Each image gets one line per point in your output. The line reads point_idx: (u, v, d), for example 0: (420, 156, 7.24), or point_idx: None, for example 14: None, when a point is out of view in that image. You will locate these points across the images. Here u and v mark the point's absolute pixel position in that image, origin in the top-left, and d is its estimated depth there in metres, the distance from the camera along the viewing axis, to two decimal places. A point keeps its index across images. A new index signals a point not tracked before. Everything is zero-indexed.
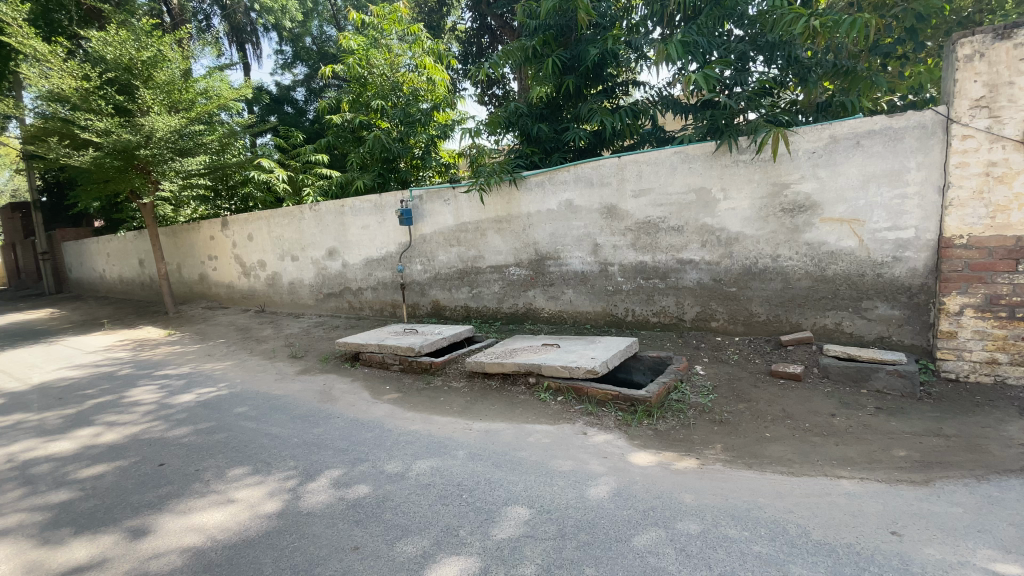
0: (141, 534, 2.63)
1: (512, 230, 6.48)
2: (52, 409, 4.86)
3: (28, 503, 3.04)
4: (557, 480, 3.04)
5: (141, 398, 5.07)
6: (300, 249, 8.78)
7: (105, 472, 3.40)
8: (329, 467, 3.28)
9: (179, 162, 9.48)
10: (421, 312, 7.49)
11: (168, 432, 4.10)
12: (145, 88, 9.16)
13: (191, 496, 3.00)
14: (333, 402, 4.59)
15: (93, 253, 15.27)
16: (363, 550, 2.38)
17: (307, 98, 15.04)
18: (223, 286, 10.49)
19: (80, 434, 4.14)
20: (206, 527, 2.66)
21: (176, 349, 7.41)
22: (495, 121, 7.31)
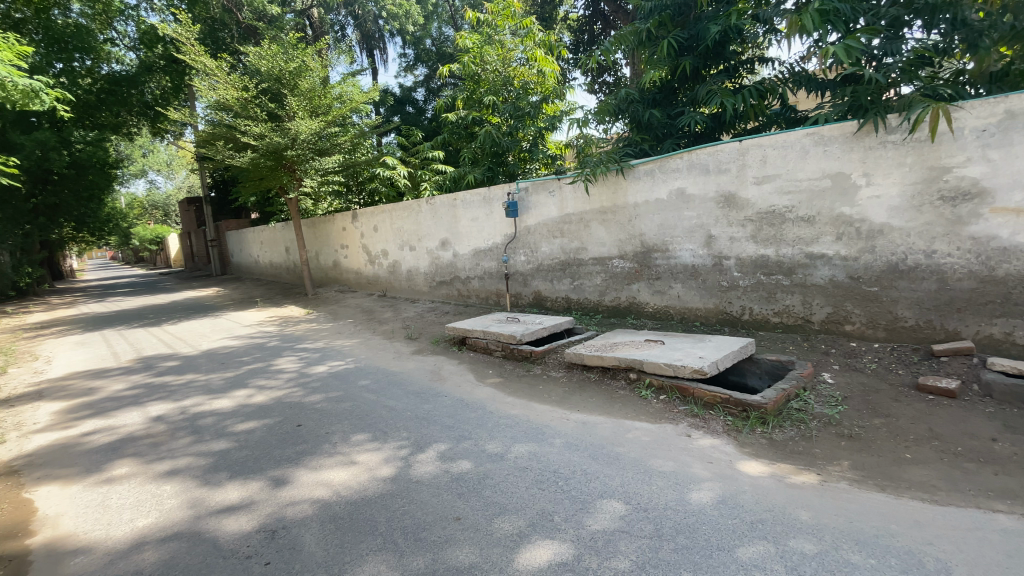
0: (281, 483, 3.08)
1: (618, 221, 6.34)
2: (216, 372, 5.82)
3: (197, 449, 3.70)
4: (656, 479, 2.97)
5: (284, 367, 5.87)
6: (417, 239, 9.44)
7: (254, 428, 4.02)
8: (437, 441, 3.54)
9: (318, 162, 10.71)
10: (523, 302, 7.67)
11: (304, 398, 4.71)
12: (292, 95, 10.45)
13: (319, 455, 3.43)
14: (441, 382, 4.91)
15: (250, 241, 17.86)
16: (464, 521, 2.55)
17: (426, 98, 16.09)
18: (352, 272, 11.66)
19: (238, 394, 4.93)
20: (332, 484, 3.03)
21: (312, 326, 8.44)
22: (604, 109, 7.12)
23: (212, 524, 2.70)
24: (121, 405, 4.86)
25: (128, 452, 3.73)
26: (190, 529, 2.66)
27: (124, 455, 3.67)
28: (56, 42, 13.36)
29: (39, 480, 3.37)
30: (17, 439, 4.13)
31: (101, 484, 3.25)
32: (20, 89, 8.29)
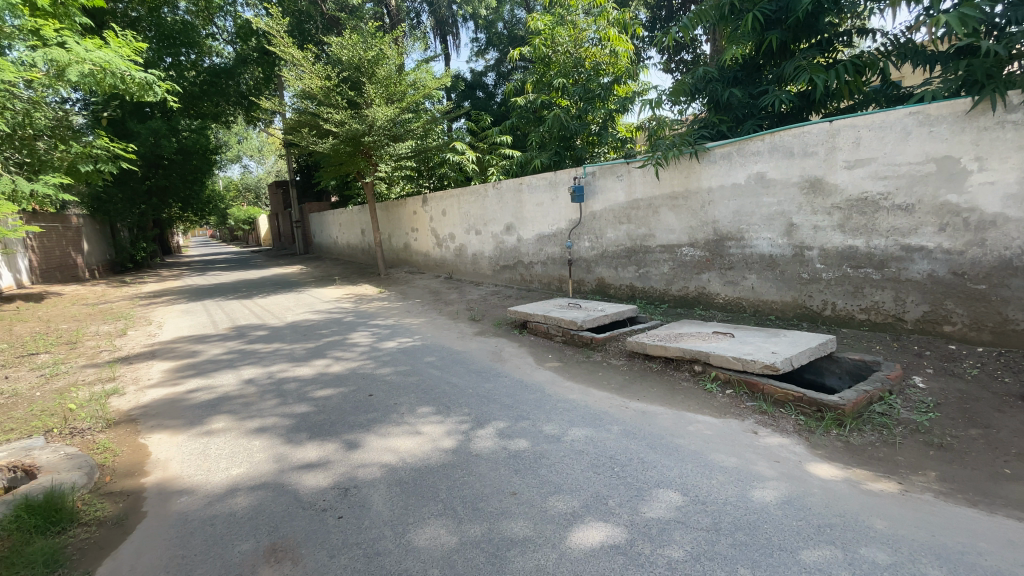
0: (354, 446, 3.34)
1: (689, 207, 6.12)
2: (298, 343, 6.33)
3: (281, 410, 4.08)
4: (717, 474, 2.90)
5: (358, 341, 6.28)
6: (483, 223, 9.61)
7: (331, 394, 4.37)
8: (496, 419, 3.67)
9: (392, 147, 11.16)
10: (586, 288, 7.62)
11: (375, 370, 5.03)
12: (369, 83, 10.91)
13: (388, 424, 3.67)
14: (502, 363, 5.05)
15: (330, 223, 19.00)
16: (519, 497, 2.65)
17: (497, 82, 16.21)
18: (421, 254, 12.10)
19: (317, 363, 5.35)
20: (399, 451, 3.25)
21: (384, 304, 8.92)
22: (679, 89, 6.81)
23: (293, 478, 3.00)
24: (219, 367, 5.44)
25: (224, 409, 4.20)
26: (276, 481, 2.96)
27: (221, 412, 4.13)
28: (165, 38, 14.72)
29: (153, 428, 3.88)
30: (135, 392, 4.76)
31: (203, 435, 3.70)
32: (136, 82, 9.27)
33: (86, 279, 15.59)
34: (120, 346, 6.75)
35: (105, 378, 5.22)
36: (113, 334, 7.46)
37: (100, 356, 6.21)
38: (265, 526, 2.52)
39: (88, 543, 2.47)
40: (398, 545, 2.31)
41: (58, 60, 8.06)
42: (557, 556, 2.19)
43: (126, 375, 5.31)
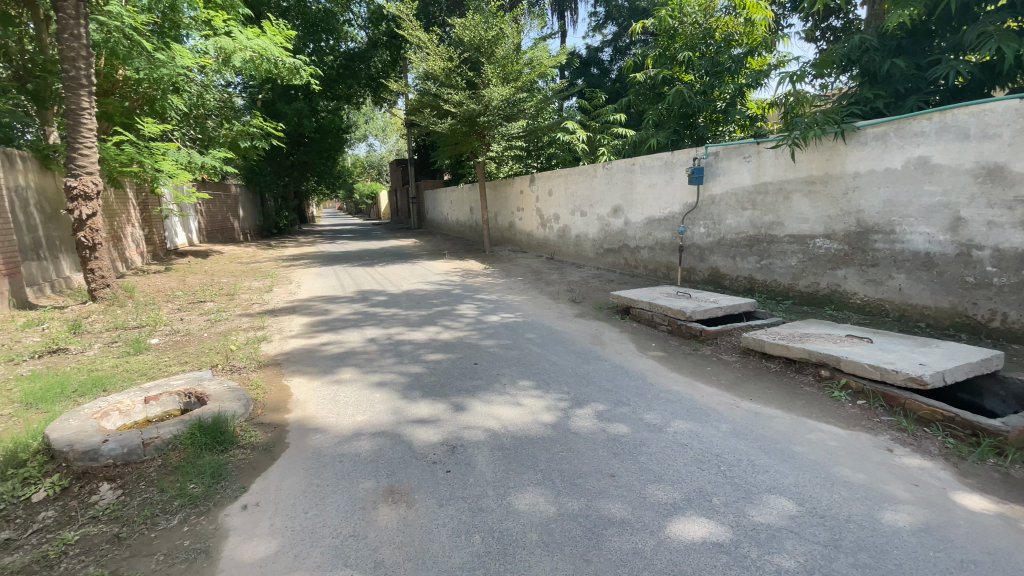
0: (460, 409, 3.57)
1: (828, 194, 5.49)
2: (412, 309, 6.82)
3: (397, 368, 4.47)
4: (839, 489, 2.64)
5: (464, 312, 6.60)
6: (590, 205, 9.47)
7: (441, 359, 4.68)
8: (595, 400, 3.67)
9: (506, 127, 11.36)
10: (697, 277, 7.23)
11: (479, 340, 5.27)
12: (488, 63, 11.16)
13: (491, 392, 3.85)
14: (603, 346, 5.01)
15: (441, 200, 19.99)
16: (618, 479, 2.64)
17: (613, 58, 15.70)
18: (525, 233, 12.28)
19: (428, 330, 5.74)
20: (501, 419, 3.40)
21: (489, 280, 9.24)
22: (828, 59, 6.01)
23: (408, 430, 3.28)
24: (345, 325, 6.07)
25: (350, 362, 4.70)
26: (394, 431, 3.27)
27: (347, 365, 4.62)
28: (310, 26, 16.23)
29: (294, 372, 4.47)
30: (279, 340, 5.51)
31: (333, 383, 4.19)
32: (286, 67, 10.43)
33: (241, 241, 18.11)
34: (267, 300, 7.79)
35: (257, 325, 6.10)
36: (262, 290, 8.62)
37: (252, 307, 7.24)
38: (384, 469, 2.81)
39: (244, 463, 2.94)
40: (500, 505, 2.44)
41: (226, 48, 9.33)
42: (656, 543, 2.17)
43: (272, 325, 6.15)
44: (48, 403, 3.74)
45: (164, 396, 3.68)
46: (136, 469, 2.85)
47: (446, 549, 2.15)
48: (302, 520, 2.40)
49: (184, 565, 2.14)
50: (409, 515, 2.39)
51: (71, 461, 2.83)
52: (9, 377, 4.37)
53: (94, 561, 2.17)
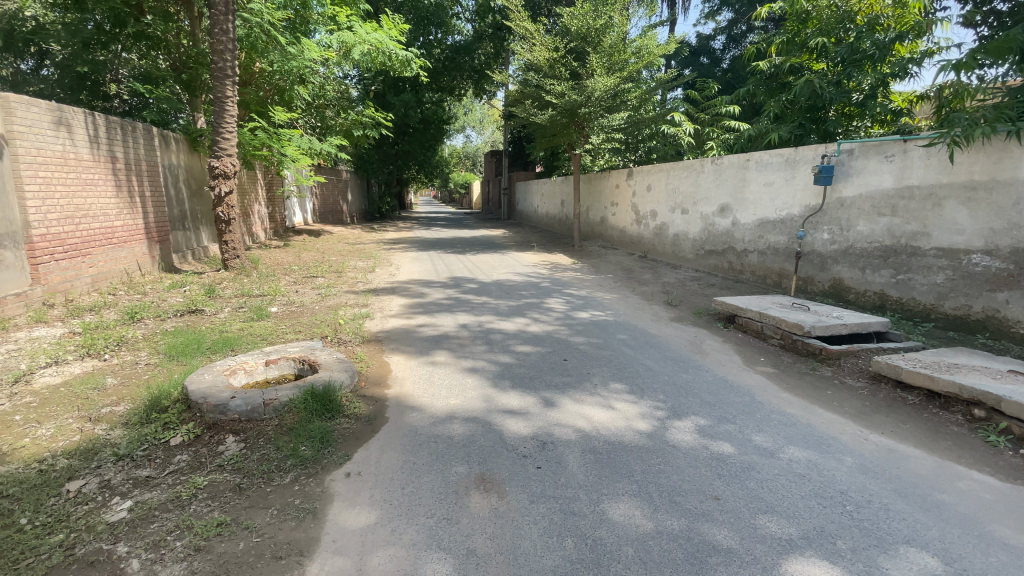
0: (550, 405, 3.50)
1: (992, 203, 4.68)
2: (503, 299, 6.88)
3: (488, 356, 4.51)
4: (1000, 552, 2.21)
5: (555, 306, 6.53)
6: (693, 202, 8.93)
7: (531, 351, 4.65)
8: (695, 413, 3.42)
9: (606, 119, 11.04)
10: (814, 288, 6.54)
11: (569, 337, 5.17)
12: (594, 53, 10.88)
13: (581, 391, 3.75)
14: (703, 355, 4.68)
15: (533, 192, 20.06)
16: (723, 503, 2.43)
17: (726, 46, 14.67)
18: (618, 229, 11.92)
19: (518, 321, 5.75)
20: (593, 420, 3.28)
21: (579, 275, 9.08)
22: (1004, 45, 5.09)
23: (498, 419, 3.28)
24: (439, 309, 6.27)
25: (444, 346, 4.83)
26: (485, 418, 3.29)
27: (441, 348, 4.75)
28: (421, 19, 16.94)
29: (393, 350, 4.68)
30: (380, 318, 5.81)
31: (428, 364, 4.32)
32: (399, 59, 10.94)
33: (348, 223, 19.53)
34: (370, 280, 8.28)
35: (361, 303, 6.49)
36: (365, 270, 9.18)
37: (357, 285, 7.72)
38: (475, 456, 2.83)
39: (348, 432, 3.11)
40: (593, 511, 2.34)
41: (347, 42, 10.01)
42: None
43: (374, 304, 6.51)
44: (187, 357, 4.24)
45: (281, 360, 4.01)
46: (257, 426, 3.12)
47: (538, 549, 2.10)
48: (399, 496, 2.47)
49: (294, 522, 2.29)
50: (500, 506, 2.38)
51: (204, 412, 3.17)
52: (158, 330, 5.04)
53: (218, 507, 2.39)
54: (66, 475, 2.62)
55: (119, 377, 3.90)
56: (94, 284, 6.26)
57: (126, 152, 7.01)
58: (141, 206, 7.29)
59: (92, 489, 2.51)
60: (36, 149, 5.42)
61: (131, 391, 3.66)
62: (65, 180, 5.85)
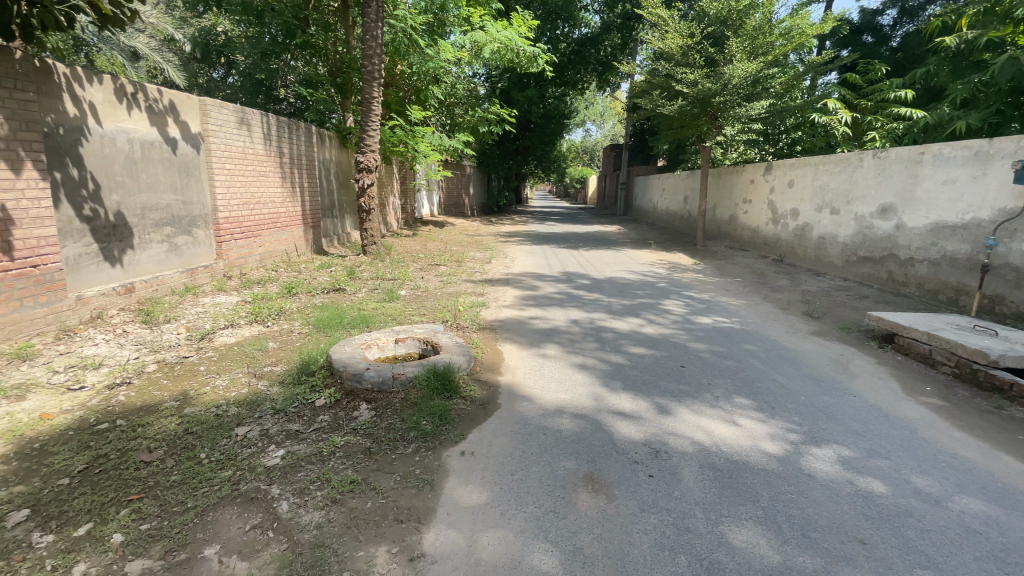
0: (666, 412, 3.34)
1: None
2: (617, 297, 6.71)
3: (599, 354, 4.44)
4: None
5: (674, 309, 6.22)
6: (844, 201, 7.89)
7: (645, 354, 4.48)
8: (837, 442, 3.02)
9: (744, 108, 10.12)
10: (1005, 310, 5.40)
11: (688, 342, 4.88)
12: (734, 37, 10.03)
13: (700, 401, 3.52)
14: (848, 377, 4.12)
15: (654, 187, 19.24)
16: (870, 549, 2.12)
17: (898, 21, 12.67)
18: (749, 229, 10.96)
19: (633, 321, 5.57)
20: (714, 434, 3.06)
21: (701, 277, 8.52)
22: None
23: (609, 420, 3.22)
24: (552, 303, 6.31)
25: (555, 340, 4.85)
26: (595, 417, 3.25)
27: (552, 342, 4.78)
28: (549, 14, 17.18)
29: (506, 339, 4.82)
30: (495, 308, 6.01)
31: (540, 356, 4.38)
32: (527, 56, 11.18)
33: (468, 215, 20.51)
34: (487, 270, 8.61)
35: (478, 292, 6.77)
36: (483, 260, 9.56)
37: (474, 275, 8.08)
38: (585, 454, 2.80)
39: (464, 413, 3.27)
40: (710, 532, 2.20)
41: (480, 41, 10.49)
42: None
43: (489, 293, 6.76)
44: (332, 329, 4.80)
45: (408, 339, 4.35)
46: (386, 397, 3.42)
47: (648, 561, 2.03)
48: (510, 481, 2.55)
49: (415, 490, 2.48)
50: (609, 509, 2.34)
51: (344, 379, 3.55)
52: (308, 304, 5.76)
53: (351, 466, 2.67)
54: (236, 421, 3.11)
55: (279, 342, 4.53)
56: (262, 261, 7.35)
57: (290, 148, 8.06)
58: (300, 195, 8.36)
59: (255, 436, 2.95)
60: (224, 144, 6.45)
61: (287, 355, 4.23)
62: (245, 171, 6.92)
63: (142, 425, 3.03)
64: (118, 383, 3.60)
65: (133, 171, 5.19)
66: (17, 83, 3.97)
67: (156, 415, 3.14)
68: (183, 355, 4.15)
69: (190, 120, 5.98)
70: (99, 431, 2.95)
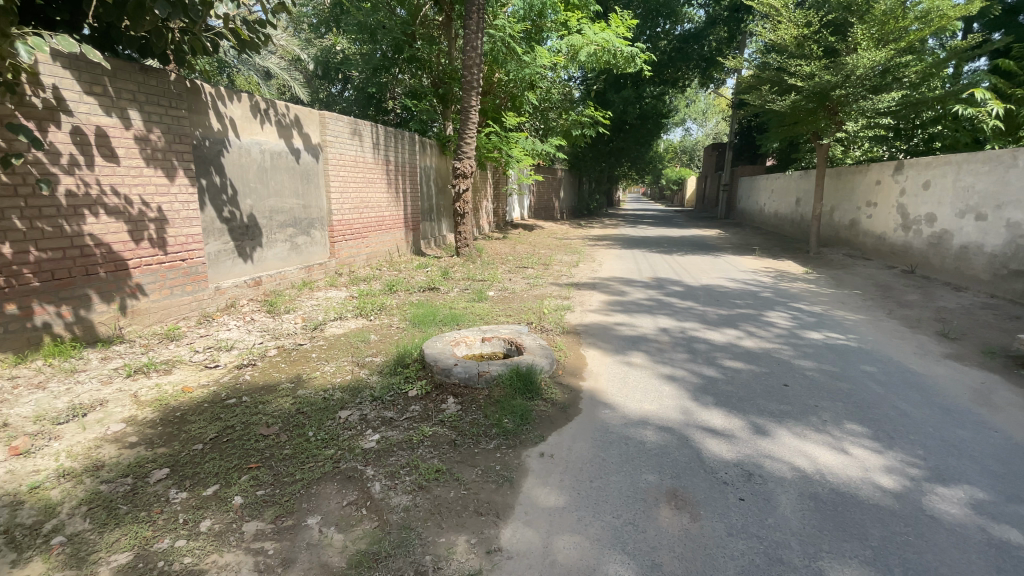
0: (762, 433, 3.11)
1: None
2: (713, 306, 6.36)
3: (690, 365, 4.25)
4: None
5: (777, 321, 5.75)
6: (994, 205, 6.78)
7: (742, 368, 4.20)
8: (972, 483, 2.62)
9: (870, 101, 9.01)
10: None
11: (792, 358, 4.49)
12: (860, 23, 9.04)
13: (803, 424, 3.23)
14: (991, 409, 3.54)
15: (761, 189, 17.88)
16: None
17: None
18: (873, 236, 9.80)
19: (729, 332, 5.25)
20: (817, 462, 2.80)
21: (811, 287, 7.78)
22: None
23: (697, 436, 3.07)
24: (641, 310, 6.14)
25: (643, 348, 4.72)
26: (682, 431, 3.12)
27: (640, 350, 4.65)
28: (650, 12, 16.75)
29: (591, 344, 4.78)
30: (582, 312, 5.99)
31: (626, 363, 4.29)
32: (624, 56, 11.03)
33: (558, 219, 20.56)
34: (574, 274, 8.59)
35: (565, 295, 6.78)
36: (571, 264, 9.55)
37: (562, 278, 8.10)
38: (669, 469, 2.70)
39: (546, 415, 3.31)
40: (806, 566, 2.03)
41: (577, 45, 10.56)
42: None
43: (576, 297, 6.74)
44: (425, 326, 5.09)
45: (495, 338, 4.49)
46: (472, 393, 3.57)
47: None
48: (588, 487, 2.54)
49: (494, 485, 2.56)
50: (693, 529, 2.24)
51: (433, 373, 3.77)
52: (405, 301, 6.17)
53: (438, 456, 2.83)
54: (339, 405, 3.43)
55: (379, 335, 4.90)
56: (368, 260, 7.98)
57: (396, 156, 8.67)
58: (402, 199, 8.95)
59: (355, 420, 3.23)
60: (338, 153, 7.11)
61: (385, 347, 4.57)
62: (356, 178, 7.56)
63: (262, 402, 3.45)
64: (245, 364, 4.13)
65: (264, 179, 5.92)
66: (172, 102, 4.68)
67: (274, 395, 3.56)
68: (298, 343, 4.65)
69: (312, 132, 6.67)
70: (229, 405, 3.41)
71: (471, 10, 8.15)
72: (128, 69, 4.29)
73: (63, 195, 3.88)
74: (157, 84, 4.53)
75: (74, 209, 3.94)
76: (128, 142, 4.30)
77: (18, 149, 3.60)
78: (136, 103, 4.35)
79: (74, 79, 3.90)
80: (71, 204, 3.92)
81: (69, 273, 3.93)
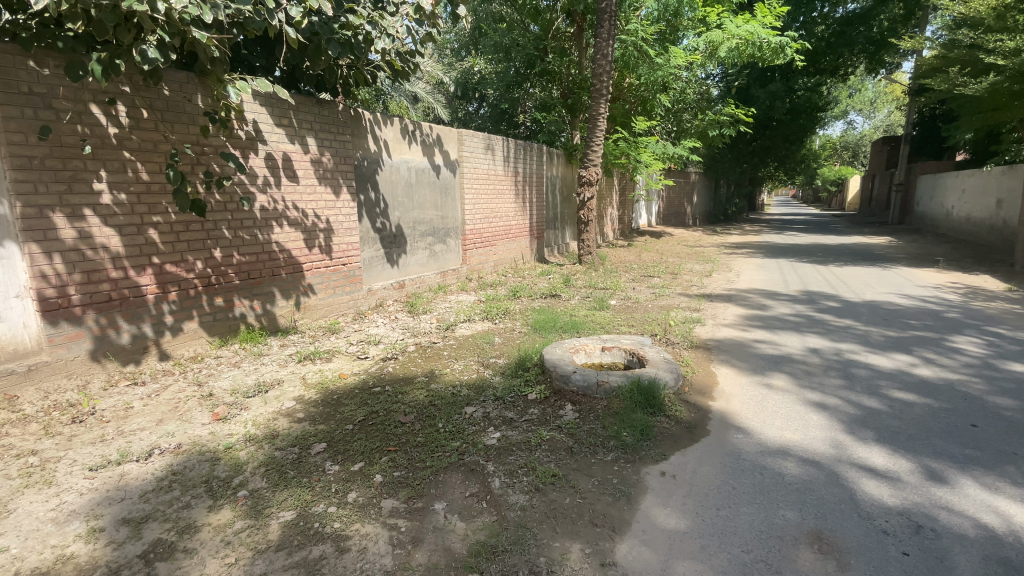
0: (938, 480, 2.63)
1: None
2: (876, 326, 5.51)
3: (845, 394, 3.73)
4: None
5: (965, 347, 4.78)
6: None
7: (914, 402, 3.57)
8: None
9: None
10: None
11: (985, 394, 3.69)
12: None
13: (997, 475, 2.66)
14: None
15: (948, 189, 14.99)
16: None
17: None
18: None
19: (898, 357, 4.50)
20: (1013, 521, 2.30)
21: (1017, 308, 6.32)
22: None
23: (850, 474, 2.70)
24: (784, 327, 5.55)
25: (786, 369, 4.27)
26: (830, 467, 2.77)
27: (781, 371, 4.21)
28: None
29: (722, 361, 4.46)
30: (713, 326, 5.61)
31: (763, 386, 3.92)
32: (771, 48, 10.15)
33: (690, 225, 19.48)
34: (706, 284, 8.08)
35: (694, 307, 6.41)
36: (702, 273, 8.99)
37: (691, 288, 7.67)
38: (812, 507, 2.42)
39: (669, 432, 3.18)
40: None
41: (715, 41, 10.02)
42: None
43: (707, 310, 6.33)
44: (547, 332, 5.21)
45: (615, 348, 4.43)
46: (591, 402, 3.57)
47: None
48: (714, 516, 2.39)
49: (611, 498, 2.54)
50: None
51: (553, 379, 3.84)
52: (528, 307, 6.38)
53: (555, 460, 2.89)
54: (465, 401, 3.67)
55: (503, 339, 5.14)
56: (496, 266, 8.39)
57: (525, 167, 8.99)
58: (529, 208, 9.26)
59: (479, 417, 3.44)
60: (473, 167, 7.62)
61: (508, 350, 4.77)
62: (488, 189, 8.01)
63: (400, 392, 3.85)
64: (388, 357, 4.63)
65: (409, 193, 6.56)
66: (339, 128, 5.44)
67: (410, 387, 3.94)
68: (433, 341, 5.07)
69: (451, 149, 7.22)
70: (374, 393, 3.86)
71: (602, 18, 8.15)
72: (307, 103, 5.09)
73: (258, 210, 4.74)
74: (328, 114, 5.29)
75: (265, 221, 4.80)
76: (305, 164, 5.11)
77: (228, 173, 4.48)
78: (312, 131, 5.15)
79: (268, 114, 4.74)
80: (264, 217, 4.79)
81: (260, 274, 4.79)
